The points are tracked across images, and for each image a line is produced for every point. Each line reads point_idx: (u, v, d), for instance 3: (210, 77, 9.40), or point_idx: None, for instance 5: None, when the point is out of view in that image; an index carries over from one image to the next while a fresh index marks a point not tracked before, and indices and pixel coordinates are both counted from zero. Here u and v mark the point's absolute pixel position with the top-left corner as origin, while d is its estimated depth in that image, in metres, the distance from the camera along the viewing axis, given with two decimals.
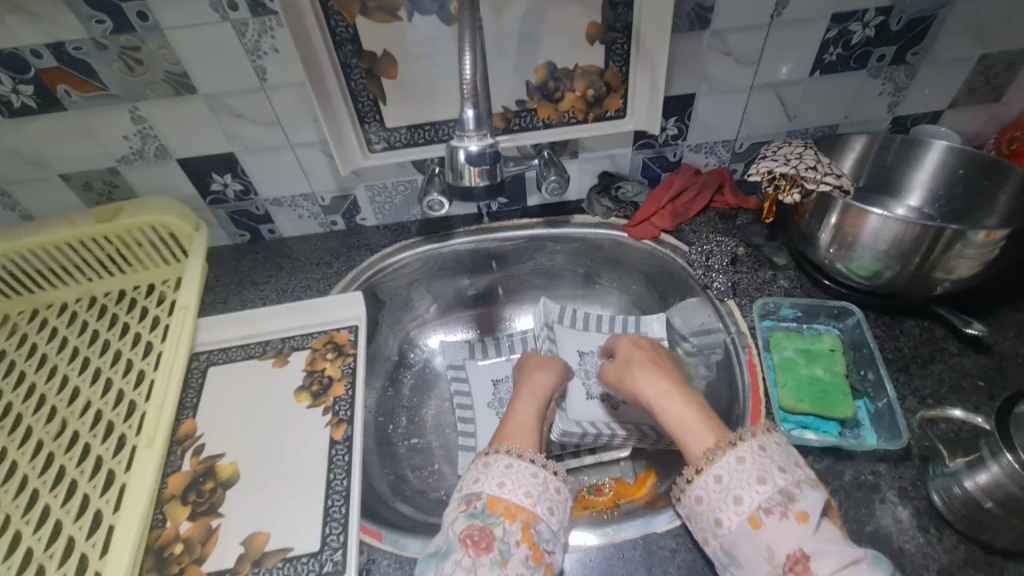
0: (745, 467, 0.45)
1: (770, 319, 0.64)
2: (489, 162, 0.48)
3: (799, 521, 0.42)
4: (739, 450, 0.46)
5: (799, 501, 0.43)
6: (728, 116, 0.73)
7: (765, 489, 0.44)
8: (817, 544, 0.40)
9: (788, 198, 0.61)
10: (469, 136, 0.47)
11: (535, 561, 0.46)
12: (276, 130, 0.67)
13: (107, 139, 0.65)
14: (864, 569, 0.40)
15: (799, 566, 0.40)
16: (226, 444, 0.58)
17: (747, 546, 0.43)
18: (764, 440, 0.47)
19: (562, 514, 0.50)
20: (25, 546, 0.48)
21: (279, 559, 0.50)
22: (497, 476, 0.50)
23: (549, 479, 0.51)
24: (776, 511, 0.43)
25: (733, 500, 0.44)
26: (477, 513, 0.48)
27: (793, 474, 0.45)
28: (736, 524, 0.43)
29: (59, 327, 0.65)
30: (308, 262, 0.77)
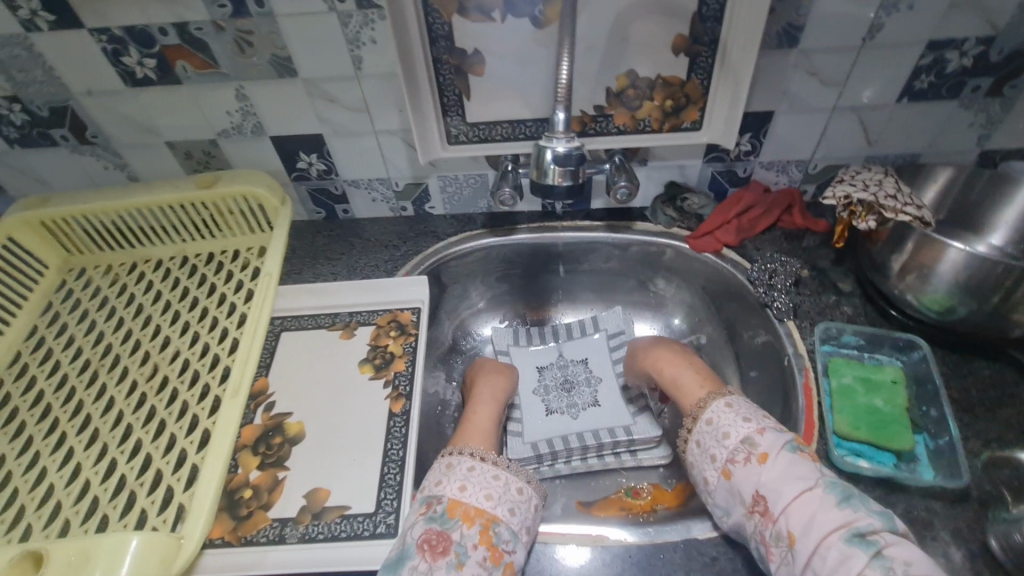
0: (714, 426, 0.56)
1: (831, 344, 0.63)
2: (573, 164, 0.52)
3: (759, 463, 0.51)
4: (709, 411, 0.58)
5: (761, 445, 0.52)
6: (806, 136, 0.72)
7: (731, 443, 0.54)
8: (772, 482, 0.49)
9: (863, 225, 0.60)
10: (558, 138, 0.51)
11: (493, 562, 0.48)
12: (363, 116, 0.71)
13: (211, 113, 0.71)
14: (817, 495, 0.47)
15: (761, 505, 0.49)
16: (294, 405, 0.63)
17: (726, 495, 0.52)
18: (731, 398, 0.58)
19: (523, 516, 0.53)
20: (120, 473, 0.53)
21: (337, 515, 0.54)
22: (458, 479, 0.53)
23: (511, 481, 0.54)
24: (739, 459, 0.52)
25: (710, 458, 0.55)
26: (436, 516, 0.50)
27: (756, 423, 0.54)
28: (714, 478, 0.54)
29: (155, 281, 0.72)
30: (378, 243, 0.81)
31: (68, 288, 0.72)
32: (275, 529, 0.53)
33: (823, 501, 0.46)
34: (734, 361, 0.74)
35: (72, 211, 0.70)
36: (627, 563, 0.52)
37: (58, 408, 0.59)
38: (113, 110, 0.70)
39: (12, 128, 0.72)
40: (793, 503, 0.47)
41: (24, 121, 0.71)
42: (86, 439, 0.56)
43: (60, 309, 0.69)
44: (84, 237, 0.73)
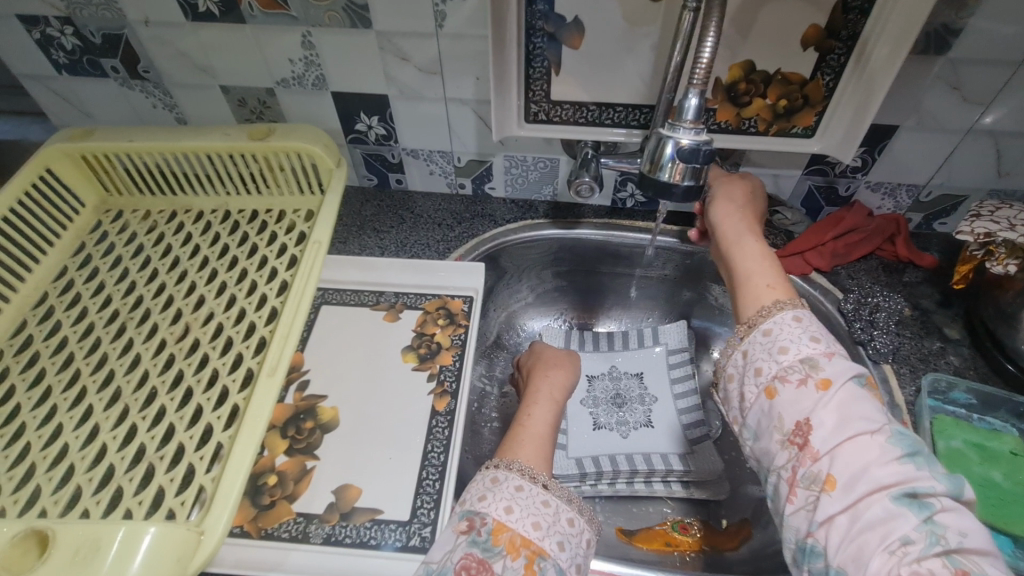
0: (799, 326, 0.45)
1: (936, 399, 0.55)
2: (700, 161, 0.45)
3: (817, 388, 0.41)
4: (769, 322, 0.46)
5: (824, 370, 0.42)
6: (928, 158, 0.63)
7: (786, 358, 0.44)
8: (826, 417, 0.39)
9: (1000, 268, 0.53)
10: (685, 127, 0.45)
11: None
12: (436, 81, 0.64)
13: (273, 59, 0.65)
14: (878, 443, 0.38)
15: (803, 437, 0.40)
16: (330, 387, 0.57)
17: (762, 414, 0.43)
18: (800, 310, 0.46)
19: (574, 552, 0.45)
20: (139, 440, 0.49)
21: (368, 519, 0.48)
22: (505, 497, 0.45)
23: (562, 510, 0.46)
24: (792, 378, 0.42)
25: (754, 372, 0.45)
26: (480, 540, 0.42)
27: (824, 346, 0.43)
28: (754, 394, 0.44)
29: (193, 234, 0.67)
30: (430, 220, 0.75)
31: (103, 230, 0.67)
32: (299, 525, 0.48)
33: (883, 450, 0.37)
34: None
35: (114, 147, 0.65)
36: None
37: (82, 359, 0.55)
38: (169, 44, 0.65)
39: (61, 52, 0.67)
40: (844, 444, 0.38)
41: (75, 46, 0.66)
42: (107, 398, 0.52)
43: (92, 252, 0.65)
44: (124, 178, 0.68)
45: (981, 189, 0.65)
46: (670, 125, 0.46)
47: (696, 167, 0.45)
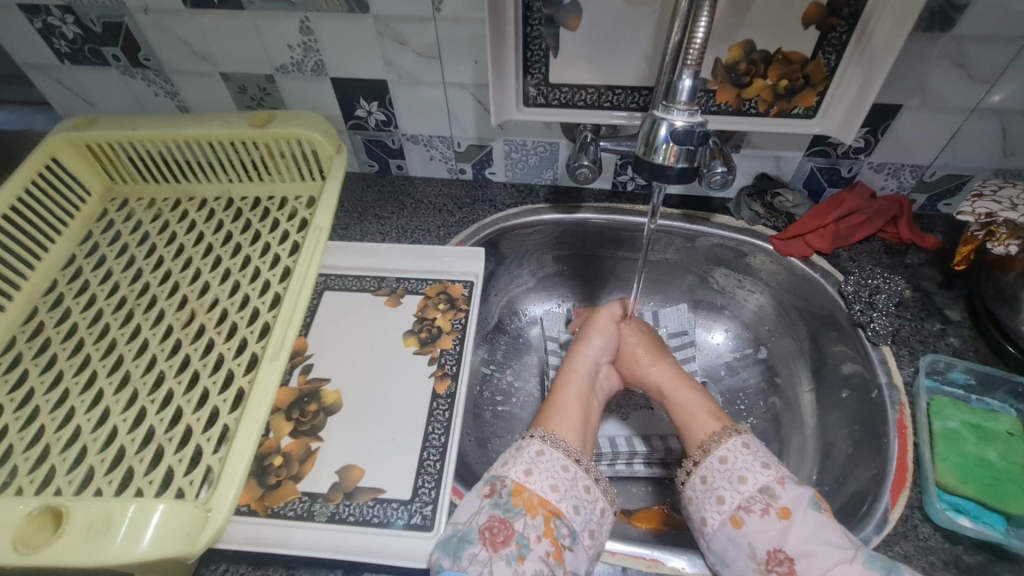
0: (726, 468, 0.50)
1: (934, 379, 0.56)
2: (694, 143, 0.44)
3: (779, 517, 0.46)
4: (722, 450, 0.52)
5: (781, 498, 0.47)
6: (932, 138, 0.62)
7: (746, 489, 0.48)
8: (799, 545, 0.44)
9: (1001, 249, 0.53)
10: (678, 109, 0.45)
11: (555, 559, 0.44)
12: (434, 65, 0.64)
13: (272, 45, 0.65)
14: (857, 569, 0.42)
15: (783, 565, 0.45)
16: (333, 371, 0.58)
17: (728, 543, 0.47)
18: (748, 436, 0.52)
19: (588, 516, 0.49)
20: (148, 423, 0.50)
21: (371, 498, 0.50)
22: (525, 462, 0.50)
23: (579, 476, 0.51)
24: (756, 509, 0.47)
25: (716, 500, 0.49)
26: (502, 502, 0.47)
27: (776, 471, 0.49)
28: (718, 521, 0.48)
29: (198, 221, 0.68)
30: (431, 206, 0.75)
31: (109, 218, 0.68)
32: (304, 503, 0.49)
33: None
34: (809, 380, 0.67)
35: (117, 136, 0.65)
36: None
37: (91, 345, 0.56)
38: (168, 32, 0.65)
39: (63, 41, 0.68)
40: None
41: (75, 34, 0.67)
42: (116, 382, 0.53)
43: (99, 240, 0.66)
44: (129, 166, 0.69)
45: (986, 169, 0.64)
46: (664, 107, 0.46)
47: (690, 149, 0.45)
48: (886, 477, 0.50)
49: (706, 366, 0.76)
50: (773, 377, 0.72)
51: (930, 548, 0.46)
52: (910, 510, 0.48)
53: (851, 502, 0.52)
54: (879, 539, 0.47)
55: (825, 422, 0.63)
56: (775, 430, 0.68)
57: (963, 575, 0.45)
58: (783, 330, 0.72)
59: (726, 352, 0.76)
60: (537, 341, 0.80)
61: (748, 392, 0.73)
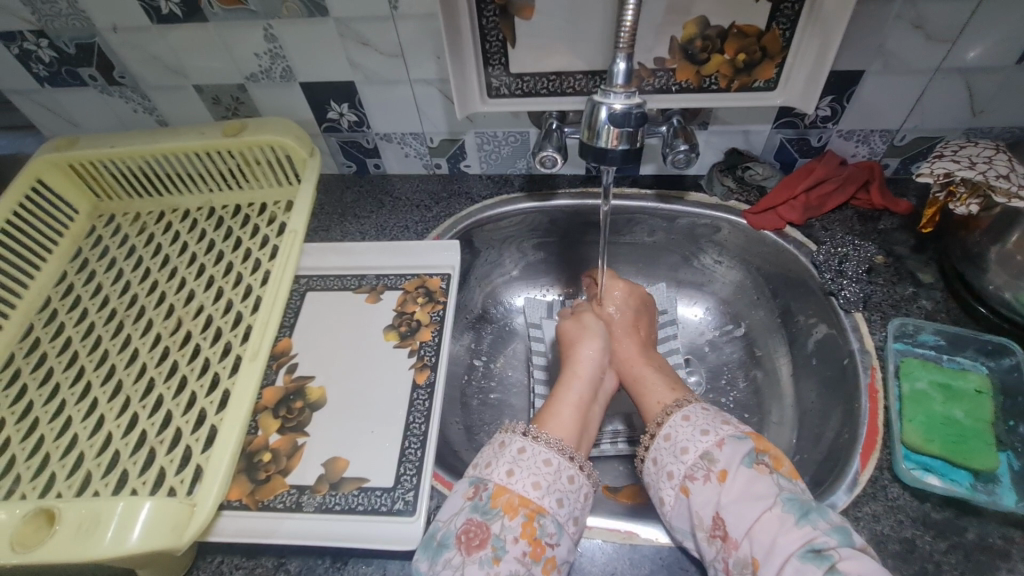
0: (670, 443, 0.52)
1: (904, 342, 0.57)
2: (632, 125, 0.47)
3: (718, 481, 0.47)
4: (667, 428, 0.53)
5: (719, 461, 0.48)
6: (898, 102, 0.62)
7: (688, 458, 0.50)
8: (731, 504, 0.45)
9: (962, 209, 0.54)
10: (615, 92, 0.47)
11: (533, 557, 0.45)
12: (398, 63, 0.65)
13: (240, 55, 0.66)
14: (776, 516, 0.43)
15: (722, 530, 0.45)
16: (317, 369, 0.60)
17: (683, 516, 0.47)
18: (689, 409, 0.54)
19: (572, 507, 0.49)
20: (140, 427, 0.53)
21: (355, 487, 0.52)
22: (507, 462, 0.50)
23: (563, 468, 0.51)
24: (699, 476, 0.48)
25: (668, 477, 0.50)
26: (481, 505, 0.48)
27: (714, 434, 0.50)
28: (673, 498, 0.49)
29: (181, 232, 0.70)
30: (408, 202, 0.77)
31: (97, 234, 0.71)
32: (293, 496, 0.51)
33: (783, 522, 0.43)
34: (788, 351, 0.68)
35: (98, 154, 0.67)
36: (657, 565, 0.47)
37: (85, 357, 0.59)
38: (140, 48, 0.67)
39: (41, 65, 0.70)
40: (755, 526, 0.43)
41: (52, 57, 0.69)
42: (110, 390, 0.56)
43: (89, 256, 0.68)
44: (113, 183, 0.71)
45: (956, 129, 0.64)
46: (603, 91, 0.48)
47: (630, 131, 0.47)
48: (857, 441, 0.51)
49: (688, 343, 0.77)
50: (755, 351, 0.72)
51: (899, 507, 0.47)
52: (880, 472, 0.49)
53: (825, 467, 0.53)
54: (848, 500, 0.48)
55: (804, 391, 0.64)
56: (757, 402, 0.69)
57: (931, 531, 0.45)
58: (761, 304, 0.72)
59: (707, 328, 0.77)
60: (522, 329, 0.82)
61: (730, 367, 0.74)
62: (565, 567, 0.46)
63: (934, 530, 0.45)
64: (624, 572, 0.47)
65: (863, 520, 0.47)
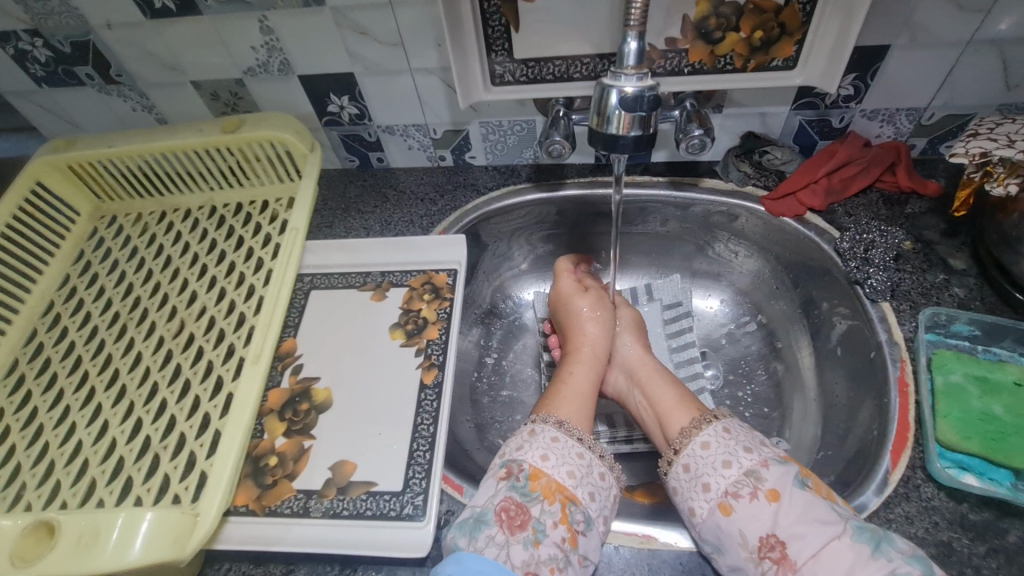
0: (709, 453, 0.49)
1: (936, 332, 0.54)
2: (644, 108, 0.44)
3: (768, 501, 0.44)
4: (703, 435, 0.51)
5: (768, 481, 0.45)
6: (927, 78, 0.58)
7: (732, 473, 0.47)
8: (789, 528, 0.42)
9: (999, 189, 0.50)
10: (626, 75, 0.45)
11: (571, 544, 0.44)
12: (397, 52, 0.62)
13: (237, 49, 0.64)
14: (847, 545, 0.41)
15: (776, 551, 0.42)
16: (323, 370, 0.59)
17: (720, 532, 0.44)
18: (728, 422, 0.51)
19: (603, 502, 0.48)
20: (144, 433, 0.52)
21: (363, 491, 0.50)
22: (541, 447, 0.50)
23: (594, 463, 0.50)
24: (744, 493, 0.45)
25: (702, 488, 0.47)
26: (519, 485, 0.47)
27: (759, 453, 0.47)
28: (707, 510, 0.46)
29: (183, 232, 0.69)
30: (413, 196, 0.74)
31: (99, 236, 0.70)
32: (300, 501, 0.50)
33: (857, 552, 0.40)
34: (810, 343, 0.65)
35: (97, 154, 0.66)
36: (677, 571, 0.45)
37: (89, 361, 0.58)
38: (135, 45, 0.65)
39: (38, 66, 0.68)
40: (820, 553, 0.41)
41: (48, 57, 0.67)
42: (113, 396, 0.55)
43: (92, 258, 0.68)
44: (113, 184, 0.70)
45: (989, 106, 0.60)
46: (613, 74, 0.45)
47: (642, 115, 0.45)
48: (887, 438, 0.48)
49: (704, 336, 0.75)
50: (775, 343, 0.70)
51: (934, 508, 0.44)
52: (912, 471, 0.46)
53: (852, 466, 0.51)
54: (879, 501, 0.45)
55: (827, 384, 0.61)
56: (778, 396, 0.67)
57: (969, 534, 0.43)
58: (781, 294, 0.69)
59: (725, 320, 0.75)
60: (532, 324, 0.80)
61: (749, 360, 0.71)
62: (589, 566, 0.44)
63: (973, 533, 0.43)
64: None
65: (896, 522, 0.44)
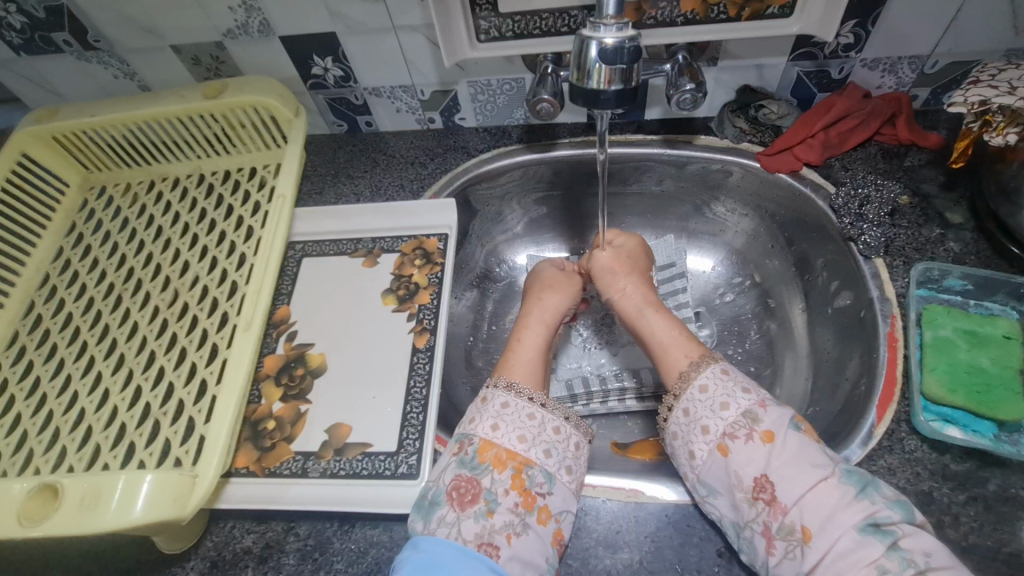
0: (708, 396, 0.48)
1: (928, 288, 0.54)
2: (625, 61, 0.43)
3: (763, 442, 0.44)
4: (701, 378, 0.49)
5: (764, 422, 0.45)
6: (932, 24, 0.55)
7: (729, 414, 0.46)
8: (782, 469, 0.42)
9: (998, 140, 0.48)
10: (606, 25, 0.43)
11: (525, 507, 0.44)
12: (378, 9, 0.60)
13: (213, 11, 0.62)
14: (834, 487, 0.41)
15: (768, 492, 0.42)
16: (316, 335, 0.60)
17: (720, 474, 0.45)
18: (728, 365, 0.50)
19: (562, 456, 0.48)
20: (145, 400, 0.53)
21: (359, 452, 0.52)
22: (491, 417, 0.49)
23: (547, 421, 0.50)
24: (740, 435, 0.45)
25: (702, 431, 0.47)
26: (467, 460, 0.47)
27: (756, 394, 0.47)
28: (706, 452, 0.46)
29: (173, 201, 0.68)
30: (402, 160, 0.73)
31: (90, 207, 0.69)
32: (298, 462, 0.52)
33: (842, 495, 0.40)
34: (803, 302, 0.65)
35: (80, 124, 0.65)
36: (663, 522, 0.46)
37: (87, 331, 0.59)
38: (110, 9, 0.63)
39: (13, 32, 0.66)
40: (807, 495, 0.41)
41: (23, 23, 0.65)
42: (113, 364, 0.56)
43: (83, 230, 0.67)
44: (99, 153, 0.69)
45: (996, 51, 0.57)
46: (592, 25, 0.44)
47: (623, 68, 0.43)
48: (873, 393, 0.49)
49: (699, 297, 0.75)
50: (770, 302, 0.70)
51: (917, 460, 0.45)
52: (897, 424, 0.47)
53: (839, 421, 0.51)
54: (863, 454, 0.46)
55: (820, 342, 0.62)
56: (770, 354, 0.67)
57: (950, 483, 0.44)
58: (776, 253, 0.69)
59: (718, 281, 0.74)
60: None
61: (742, 319, 0.72)
62: (567, 517, 0.46)
63: (954, 481, 0.44)
64: (630, 529, 0.46)
65: (878, 473, 0.45)
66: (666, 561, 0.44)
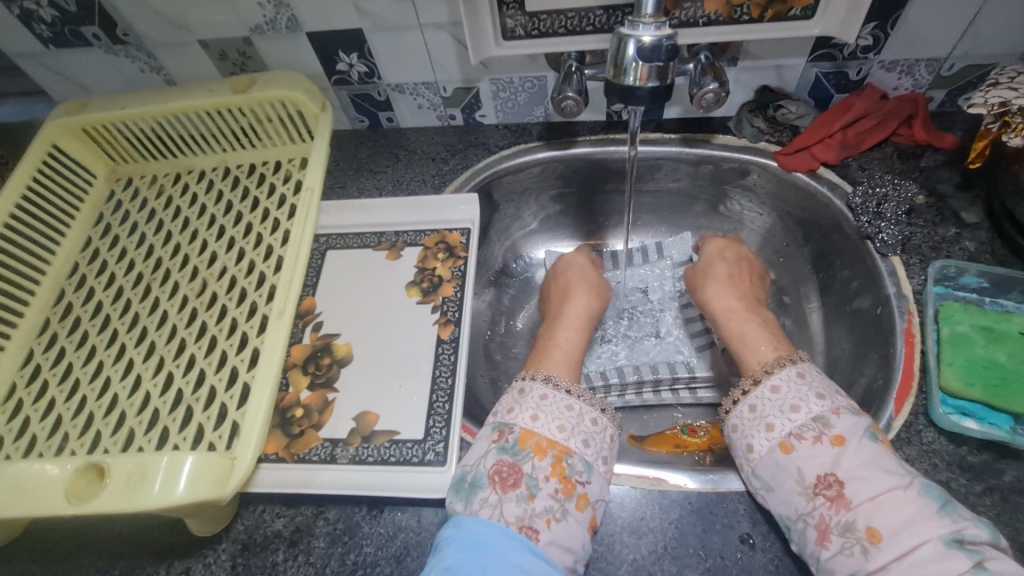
0: (779, 396, 0.49)
1: (945, 285, 0.55)
2: (663, 58, 0.44)
3: (833, 445, 0.44)
4: (775, 378, 0.51)
5: (835, 427, 0.45)
6: (950, 27, 0.57)
7: (801, 416, 0.47)
8: (854, 470, 0.43)
9: (1018, 140, 0.50)
10: (645, 24, 0.44)
11: (565, 493, 0.45)
12: (406, 6, 0.61)
13: (243, 6, 0.63)
14: (913, 498, 0.41)
15: (832, 489, 0.43)
16: (342, 326, 0.61)
17: (778, 468, 0.46)
18: (804, 367, 0.51)
19: (598, 447, 0.49)
20: (176, 387, 0.54)
21: (386, 440, 0.53)
22: (530, 408, 0.50)
23: (585, 412, 0.51)
24: (808, 436, 0.46)
25: (766, 428, 0.48)
26: (508, 447, 0.48)
27: (831, 401, 0.47)
28: (767, 447, 0.47)
29: (199, 193, 0.69)
30: (424, 156, 0.74)
31: (116, 198, 0.70)
32: (327, 449, 0.53)
33: (921, 506, 0.40)
34: (818, 299, 0.67)
35: (109, 116, 0.66)
36: (686, 509, 0.47)
37: (117, 320, 0.60)
38: (140, 4, 0.64)
39: (43, 26, 0.68)
40: (880, 500, 0.41)
41: (53, 17, 0.66)
42: (144, 351, 0.57)
43: (111, 221, 0.69)
44: (126, 145, 0.70)
45: (1011, 54, 0.58)
46: (630, 23, 0.45)
47: (660, 66, 0.45)
48: (891, 387, 0.50)
49: None
50: (785, 299, 0.71)
51: (935, 452, 0.46)
52: (914, 417, 0.48)
53: None
54: None
55: (835, 338, 0.63)
56: None
57: (967, 474, 0.45)
58: (791, 250, 0.70)
59: None
60: None
61: None
62: (601, 506, 0.47)
63: (971, 472, 0.45)
64: (654, 516, 0.47)
65: None
66: (690, 547, 0.46)
